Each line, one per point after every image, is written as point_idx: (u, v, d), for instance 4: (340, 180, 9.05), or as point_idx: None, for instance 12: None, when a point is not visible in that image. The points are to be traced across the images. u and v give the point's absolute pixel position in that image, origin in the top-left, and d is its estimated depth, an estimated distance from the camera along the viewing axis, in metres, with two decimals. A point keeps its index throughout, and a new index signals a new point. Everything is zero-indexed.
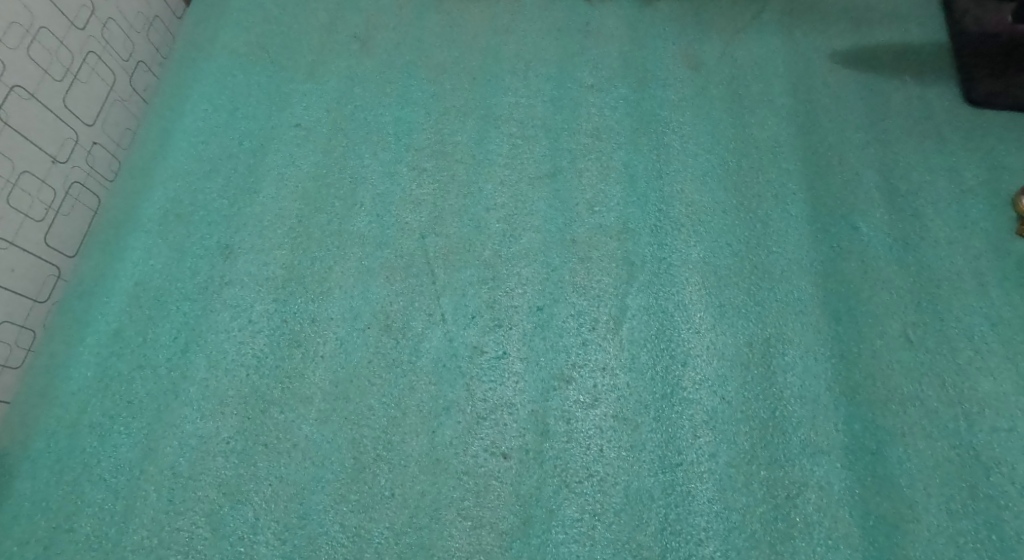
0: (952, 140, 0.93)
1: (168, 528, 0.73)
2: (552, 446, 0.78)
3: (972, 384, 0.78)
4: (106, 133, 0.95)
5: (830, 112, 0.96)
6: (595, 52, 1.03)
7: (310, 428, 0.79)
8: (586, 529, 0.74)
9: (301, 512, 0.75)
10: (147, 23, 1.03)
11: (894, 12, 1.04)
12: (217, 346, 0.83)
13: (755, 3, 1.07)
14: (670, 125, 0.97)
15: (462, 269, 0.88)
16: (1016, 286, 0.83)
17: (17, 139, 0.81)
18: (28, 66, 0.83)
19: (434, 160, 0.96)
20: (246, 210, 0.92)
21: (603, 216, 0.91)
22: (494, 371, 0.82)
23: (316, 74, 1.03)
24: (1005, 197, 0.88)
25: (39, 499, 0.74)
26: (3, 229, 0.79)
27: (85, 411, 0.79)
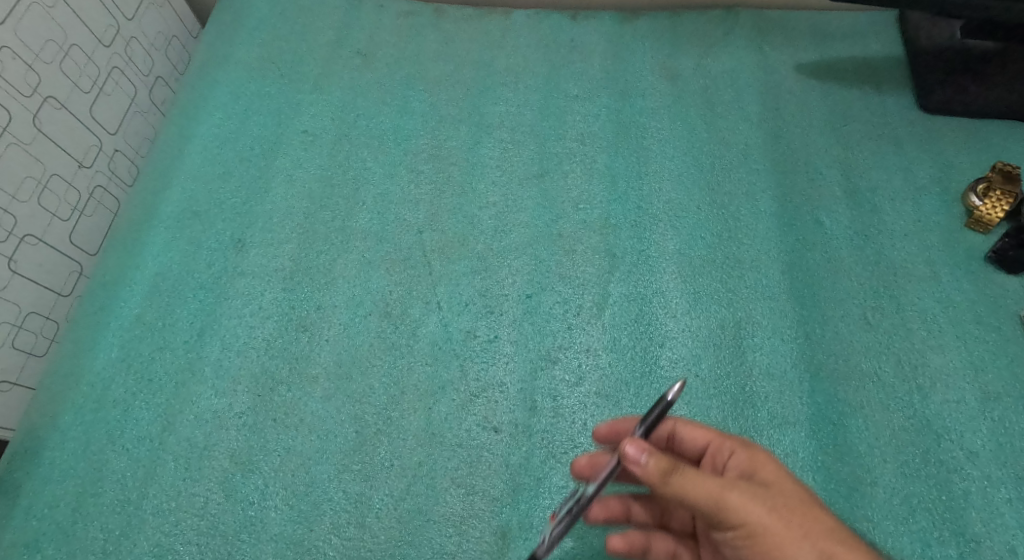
0: (908, 143, 1.01)
1: (186, 493, 0.79)
2: (540, 420, 0.84)
3: (925, 360, 0.85)
4: (127, 142, 1.09)
5: (797, 118, 1.05)
6: (580, 65, 1.12)
7: (316, 404, 0.85)
8: (571, 495, 0.80)
9: (307, 480, 0.81)
10: (166, 42, 1.17)
11: (855, 28, 1.14)
12: (230, 329, 0.90)
13: (728, 20, 1.16)
14: (649, 131, 1.05)
15: (457, 261, 0.95)
16: (965, 273, 0.91)
17: (49, 145, 0.94)
18: (60, 80, 0.96)
19: (431, 163, 1.03)
20: (258, 207, 1.00)
21: (587, 213, 0.98)
22: (485, 352, 0.89)
23: (322, 85, 1.12)
24: (955, 193, 0.97)
25: (68, 466, 0.81)
26: (34, 227, 0.92)
27: (109, 389, 0.86)
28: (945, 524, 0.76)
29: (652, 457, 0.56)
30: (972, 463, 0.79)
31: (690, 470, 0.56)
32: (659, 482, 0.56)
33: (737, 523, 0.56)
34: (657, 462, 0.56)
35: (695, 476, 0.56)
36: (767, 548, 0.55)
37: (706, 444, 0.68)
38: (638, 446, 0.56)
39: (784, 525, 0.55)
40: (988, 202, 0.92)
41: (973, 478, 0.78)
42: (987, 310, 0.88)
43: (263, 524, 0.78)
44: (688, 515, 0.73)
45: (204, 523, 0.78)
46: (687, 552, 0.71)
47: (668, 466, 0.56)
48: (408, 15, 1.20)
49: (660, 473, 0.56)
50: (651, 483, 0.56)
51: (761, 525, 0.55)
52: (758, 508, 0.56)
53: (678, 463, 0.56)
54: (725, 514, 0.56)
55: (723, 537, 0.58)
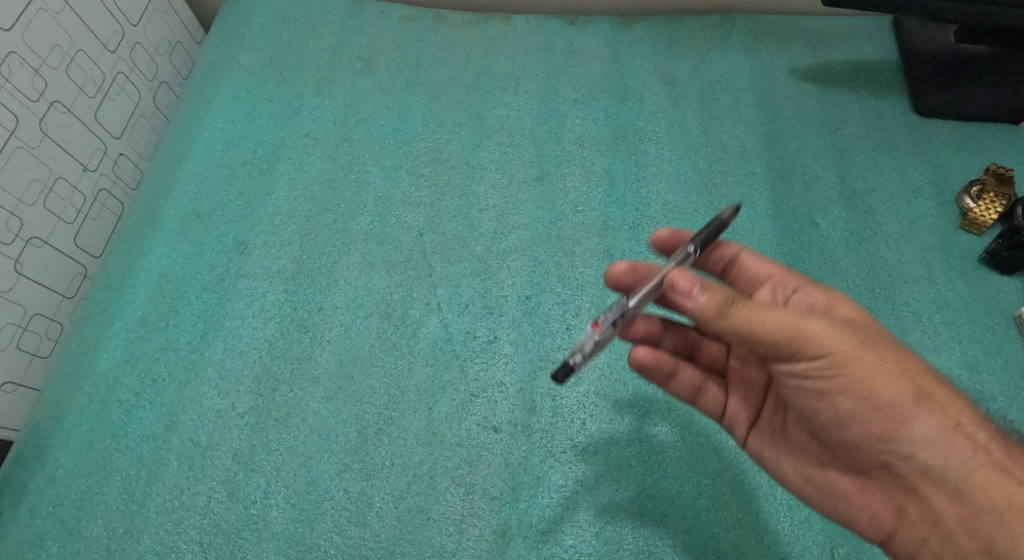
0: (902, 146, 1.02)
1: (189, 492, 0.80)
2: (539, 420, 0.85)
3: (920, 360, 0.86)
4: (131, 146, 1.11)
5: (793, 121, 1.06)
6: (578, 70, 1.14)
7: (318, 404, 0.86)
8: (569, 494, 0.80)
9: (308, 479, 0.81)
10: (170, 48, 1.19)
11: (850, 33, 1.15)
12: (233, 331, 0.91)
13: (724, 25, 1.18)
14: (647, 134, 1.06)
15: (457, 263, 0.96)
16: (960, 274, 0.92)
17: (55, 149, 0.96)
18: (66, 85, 0.97)
19: (431, 166, 1.05)
20: (261, 210, 1.01)
21: (585, 215, 0.99)
22: (485, 353, 0.89)
23: (324, 90, 1.13)
24: (949, 196, 0.98)
25: (72, 465, 0.82)
26: (40, 230, 0.94)
27: (113, 389, 0.86)
28: None
29: (703, 293, 0.55)
30: None
31: (761, 305, 0.56)
32: (714, 317, 0.55)
33: (820, 356, 0.56)
34: (711, 297, 0.55)
35: (765, 313, 0.56)
36: (854, 379, 0.57)
37: (768, 276, 0.68)
38: (695, 282, 0.56)
39: (871, 357, 0.57)
40: (983, 204, 0.94)
41: None
42: (981, 311, 0.89)
43: (265, 522, 0.79)
44: (721, 353, 0.76)
45: (207, 521, 0.79)
46: (713, 389, 0.74)
47: (725, 301, 0.55)
48: (409, 20, 1.22)
49: (716, 307, 0.55)
50: (705, 319, 0.56)
51: (848, 354, 0.56)
52: (842, 337, 0.56)
53: (739, 297, 0.56)
54: (806, 343, 0.56)
55: (789, 374, 0.60)
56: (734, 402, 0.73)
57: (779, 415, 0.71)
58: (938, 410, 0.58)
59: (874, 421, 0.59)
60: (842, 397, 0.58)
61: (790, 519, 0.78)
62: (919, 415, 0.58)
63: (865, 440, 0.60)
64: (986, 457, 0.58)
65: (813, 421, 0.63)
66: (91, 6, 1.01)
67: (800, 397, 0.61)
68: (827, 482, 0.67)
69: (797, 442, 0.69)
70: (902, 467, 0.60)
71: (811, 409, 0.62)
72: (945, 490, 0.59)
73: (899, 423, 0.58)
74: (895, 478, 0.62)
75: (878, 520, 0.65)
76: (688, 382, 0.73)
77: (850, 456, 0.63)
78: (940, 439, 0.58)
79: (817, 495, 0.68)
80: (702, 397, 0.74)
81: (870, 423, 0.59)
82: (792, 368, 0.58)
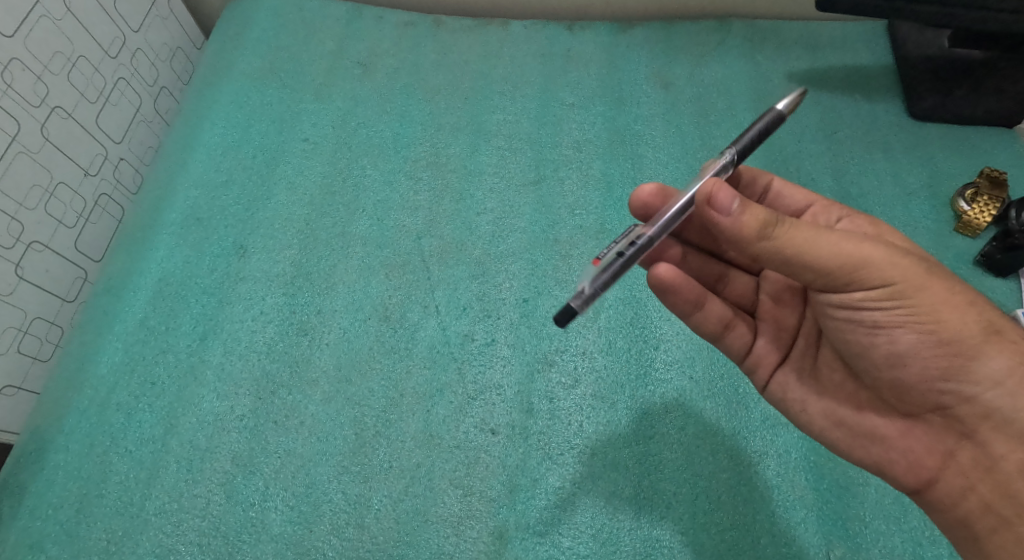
0: (897, 150, 1.03)
1: (188, 495, 0.80)
2: (536, 422, 0.85)
3: None
4: (131, 151, 1.11)
5: (789, 125, 1.07)
6: (576, 74, 1.14)
7: (316, 407, 0.86)
8: (567, 495, 0.81)
9: (306, 482, 0.81)
10: (171, 53, 1.20)
11: (845, 39, 1.16)
12: (231, 334, 0.91)
13: (721, 30, 1.18)
14: (644, 138, 1.07)
15: (455, 266, 0.96)
16: (955, 276, 0.92)
17: (56, 154, 0.96)
18: (67, 90, 0.98)
19: (430, 170, 1.05)
20: (260, 214, 1.01)
21: (583, 218, 1.00)
22: (483, 355, 0.89)
23: (323, 95, 1.14)
24: (944, 198, 0.98)
25: (72, 468, 0.82)
26: (41, 234, 0.94)
27: (113, 392, 0.87)
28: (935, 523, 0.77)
29: (745, 213, 0.59)
30: None
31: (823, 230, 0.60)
32: (757, 237, 0.59)
33: (881, 283, 0.61)
34: (755, 216, 0.59)
35: (828, 237, 0.60)
36: (917, 307, 0.61)
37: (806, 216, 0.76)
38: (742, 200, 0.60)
39: (938, 288, 0.61)
40: (977, 207, 0.94)
41: None
42: None
43: (263, 524, 0.79)
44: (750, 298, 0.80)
45: (206, 524, 0.79)
46: (743, 327, 0.76)
47: (774, 222, 0.59)
48: (407, 26, 1.23)
49: (760, 227, 0.59)
50: (744, 238, 0.60)
51: (912, 284, 0.61)
52: (911, 268, 0.61)
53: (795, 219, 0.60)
54: (869, 270, 0.60)
55: (845, 299, 0.64)
56: (764, 342, 0.76)
57: (811, 354, 0.75)
58: (1007, 348, 0.61)
59: (938, 357, 0.62)
60: (904, 328, 0.62)
61: (786, 521, 0.79)
62: (988, 351, 0.61)
63: (923, 378, 0.64)
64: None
65: (866, 357, 0.66)
66: (93, 12, 1.02)
67: (856, 329, 0.65)
68: (863, 425, 0.70)
69: (830, 383, 0.73)
70: (961, 411, 0.63)
71: (868, 343, 0.65)
72: (1007, 433, 0.62)
73: (965, 357, 0.62)
74: (949, 420, 0.65)
75: (919, 467, 0.67)
76: (716, 316, 0.75)
77: (897, 394, 0.67)
78: (1006, 376, 0.61)
79: (849, 437, 0.71)
80: (730, 334, 0.76)
81: (931, 357, 0.63)
82: (847, 292, 0.63)
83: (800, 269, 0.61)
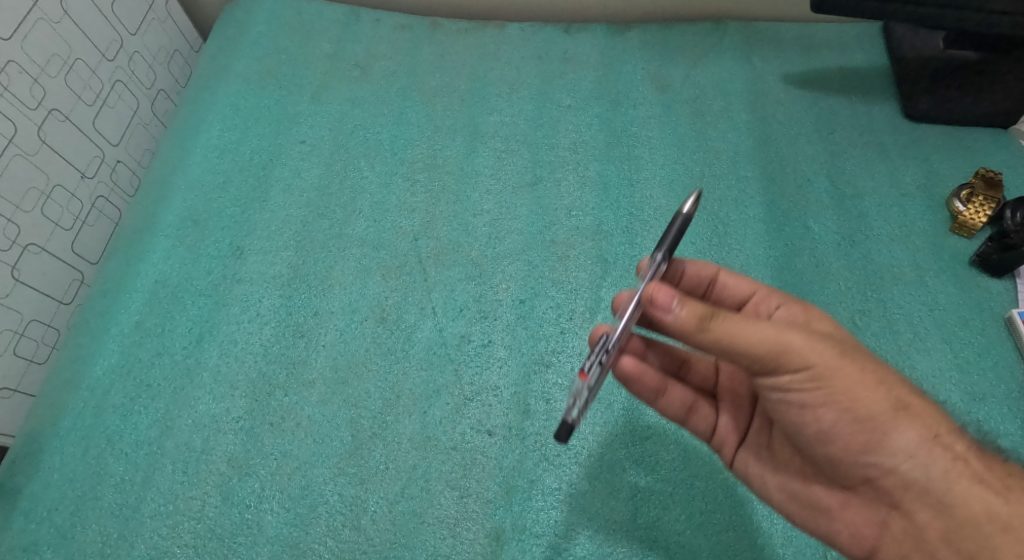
0: (893, 151, 1.03)
1: (183, 497, 0.80)
2: (533, 423, 0.85)
3: (912, 363, 0.86)
4: (128, 153, 1.12)
5: (785, 127, 1.07)
6: (572, 77, 1.15)
7: (312, 408, 0.86)
8: (564, 497, 0.80)
9: (303, 483, 0.81)
10: (168, 56, 1.20)
11: (841, 41, 1.16)
12: (228, 335, 0.91)
13: (717, 32, 1.19)
14: (640, 140, 1.07)
15: (452, 267, 0.96)
16: (950, 276, 0.92)
17: (52, 156, 0.96)
18: (64, 93, 0.98)
19: (427, 172, 1.05)
20: (256, 216, 1.01)
21: (579, 220, 1.00)
22: (479, 357, 0.89)
23: (320, 97, 1.14)
24: (940, 199, 0.99)
25: (67, 471, 0.82)
26: (37, 236, 0.94)
27: (109, 394, 0.86)
28: None
29: (684, 307, 0.58)
30: None
31: (743, 318, 0.59)
32: (696, 329, 0.58)
33: (801, 368, 0.59)
34: (691, 310, 0.58)
35: (749, 325, 0.59)
36: (835, 390, 0.60)
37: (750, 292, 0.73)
38: (673, 295, 0.59)
39: (852, 369, 0.60)
40: (972, 207, 0.94)
41: None
42: (972, 313, 0.89)
43: (259, 526, 0.78)
44: (709, 371, 0.78)
45: (201, 526, 0.78)
46: (705, 408, 0.76)
47: (704, 314, 0.58)
48: (405, 28, 1.23)
49: (696, 321, 0.58)
50: (686, 331, 0.59)
51: (828, 367, 0.59)
52: (825, 351, 0.59)
53: (722, 309, 0.59)
54: (789, 356, 0.59)
55: (772, 385, 0.62)
56: (725, 420, 0.75)
57: (765, 433, 0.73)
58: (917, 421, 0.60)
59: (857, 433, 0.61)
60: (825, 408, 0.61)
61: (782, 521, 0.79)
62: (899, 426, 0.60)
63: (849, 453, 0.62)
64: (964, 468, 0.60)
65: (796, 434, 0.65)
66: (90, 15, 1.02)
67: (783, 411, 0.64)
68: (810, 496, 0.68)
69: (780, 457, 0.71)
70: (887, 481, 0.62)
71: (795, 422, 0.64)
72: (928, 503, 0.61)
73: (879, 433, 0.60)
74: (878, 492, 0.64)
75: (859, 537, 0.66)
76: (677, 399, 0.75)
77: (831, 469, 0.65)
78: (918, 450, 0.60)
79: (798, 510, 0.69)
80: (693, 417, 0.76)
81: (851, 434, 0.61)
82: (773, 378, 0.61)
83: (728, 358, 0.60)
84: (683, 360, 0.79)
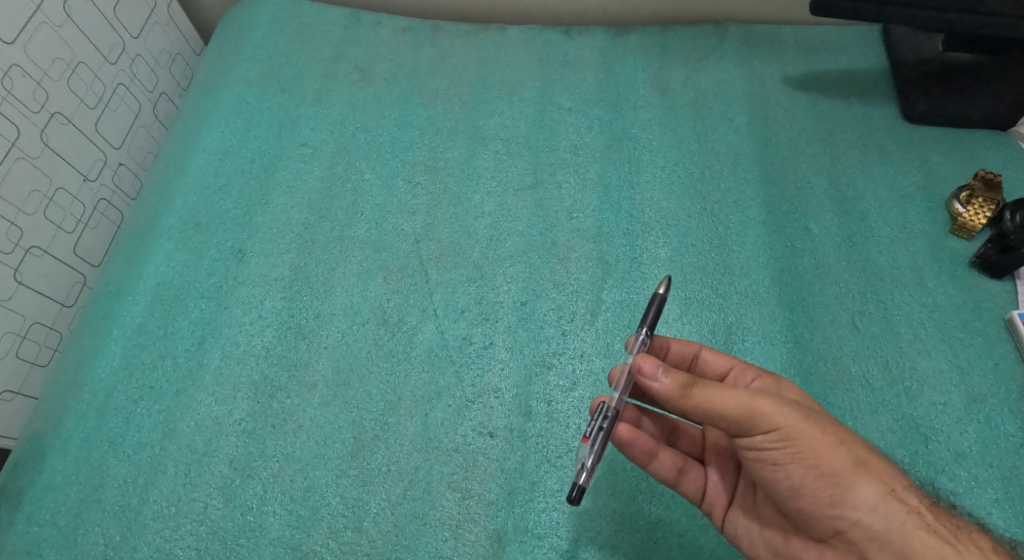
0: (892, 153, 1.04)
1: (185, 499, 0.80)
2: (534, 425, 0.85)
3: (912, 364, 0.86)
4: (130, 156, 1.12)
5: (785, 129, 1.07)
6: (572, 79, 1.15)
7: (314, 410, 0.86)
8: (565, 499, 0.80)
9: (305, 486, 0.81)
10: (170, 59, 1.20)
11: (840, 43, 1.17)
12: (230, 338, 0.91)
13: (716, 34, 1.19)
14: (641, 142, 1.07)
15: (453, 269, 0.96)
16: (950, 278, 0.93)
17: (55, 160, 0.97)
18: (67, 96, 0.99)
19: (427, 174, 1.06)
20: (258, 219, 1.01)
21: (580, 222, 1.00)
22: (481, 359, 0.89)
23: (322, 100, 1.14)
24: (940, 200, 0.99)
25: (70, 473, 0.82)
26: (40, 239, 0.94)
27: (111, 396, 0.86)
28: None
29: (667, 376, 0.62)
30: (960, 463, 0.80)
31: (714, 384, 0.62)
32: (678, 396, 0.62)
33: (771, 430, 0.61)
34: (674, 378, 0.62)
35: (721, 391, 0.61)
36: (802, 449, 0.61)
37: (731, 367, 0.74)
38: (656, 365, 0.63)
39: (817, 430, 0.61)
40: (972, 209, 0.95)
41: (962, 479, 0.79)
42: (972, 315, 0.90)
43: (261, 529, 0.78)
44: (698, 437, 0.78)
45: (204, 528, 0.79)
46: (694, 471, 0.75)
47: (685, 382, 0.62)
48: (405, 31, 1.23)
49: (677, 388, 0.62)
50: (670, 398, 0.62)
51: (795, 428, 0.61)
52: (790, 412, 0.61)
53: (698, 378, 0.62)
54: (758, 419, 0.61)
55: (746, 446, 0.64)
56: (713, 480, 0.74)
57: (750, 493, 0.72)
58: (875, 476, 0.61)
59: (823, 489, 0.61)
60: (793, 466, 0.62)
61: None
62: (859, 482, 0.60)
63: (816, 508, 0.62)
64: (920, 520, 0.60)
65: (770, 491, 0.65)
66: (92, 18, 1.03)
67: (756, 468, 0.64)
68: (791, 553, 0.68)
69: (764, 515, 0.70)
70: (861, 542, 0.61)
71: (769, 480, 0.64)
72: (892, 557, 0.60)
73: (839, 489, 0.61)
74: (849, 547, 0.62)
75: None
76: (667, 463, 0.74)
77: (806, 526, 0.65)
78: (877, 505, 0.60)
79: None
80: (683, 479, 0.75)
81: (817, 490, 0.61)
82: (748, 438, 0.62)
83: (704, 420, 0.62)
84: (673, 425, 0.79)
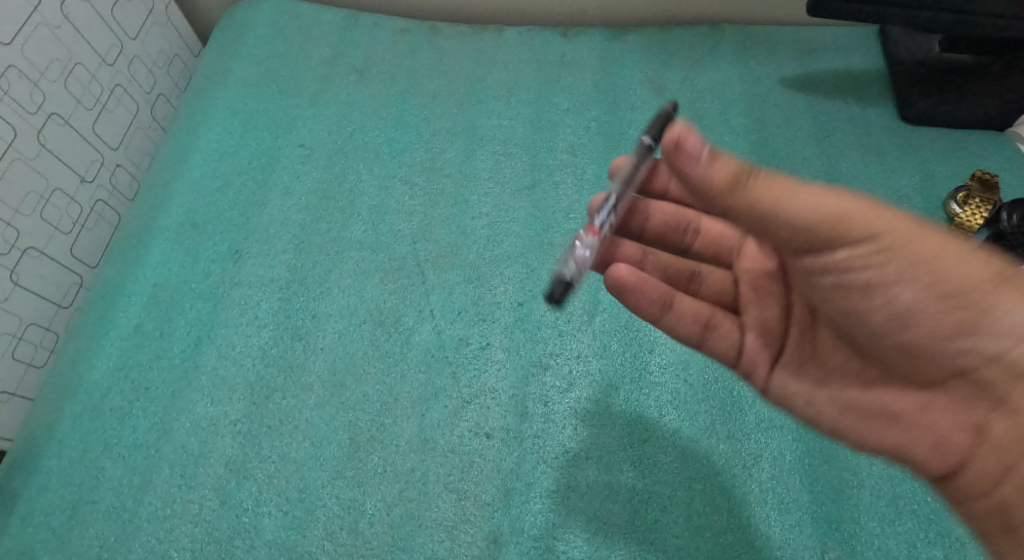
0: (890, 154, 1.04)
1: (181, 500, 0.80)
2: (531, 426, 0.84)
3: None
4: (127, 157, 1.12)
5: (782, 130, 1.07)
6: (570, 80, 1.15)
7: (310, 412, 0.86)
8: (561, 500, 0.80)
9: (300, 487, 0.81)
10: (168, 61, 1.21)
11: (837, 44, 1.17)
12: (226, 339, 0.91)
13: (714, 35, 1.19)
14: (638, 143, 1.07)
15: (450, 270, 0.96)
16: None
17: (52, 160, 0.97)
18: (64, 97, 0.99)
19: (425, 175, 1.06)
20: (255, 219, 1.01)
21: (578, 222, 1.00)
22: (478, 359, 0.89)
23: (319, 101, 1.14)
24: (937, 201, 0.99)
25: (64, 474, 0.81)
26: (36, 240, 0.94)
27: (107, 397, 0.86)
28: (930, 526, 0.77)
29: (718, 166, 0.56)
30: None
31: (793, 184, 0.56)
32: (725, 192, 0.56)
33: (864, 239, 0.56)
34: (725, 169, 0.55)
35: (799, 190, 0.55)
36: (904, 264, 0.57)
37: None
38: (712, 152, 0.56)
39: (926, 238, 0.57)
40: (969, 209, 0.94)
41: None
42: None
43: (257, 530, 0.78)
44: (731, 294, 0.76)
45: (199, 529, 0.78)
46: (726, 325, 0.74)
47: (741, 173, 0.56)
48: (403, 32, 1.23)
49: (727, 180, 0.55)
50: (716, 196, 0.56)
51: (896, 237, 0.56)
52: (890, 220, 0.56)
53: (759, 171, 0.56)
54: (848, 223, 0.56)
55: (796, 261, 0.61)
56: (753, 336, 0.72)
57: (806, 341, 0.70)
58: (1016, 290, 0.56)
59: (945, 313, 0.57)
60: (900, 287, 0.57)
61: (781, 524, 0.77)
62: (1003, 298, 0.56)
63: (935, 340, 0.59)
64: None
65: (861, 329, 0.62)
66: (90, 19, 1.03)
67: (835, 300, 0.62)
68: (874, 403, 0.65)
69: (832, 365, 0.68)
70: (986, 371, 0.58)
71: (856, 312, 0.61)
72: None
73: (978, 308, 0.56)
74: (976, 385, 0.59)
75: (946, 446, 0.62)
76: (690, 316, 0.73)
77: (908, 366, 0.62)
78: None
79: (860, 421, 0.66)
80: (712, 335, 0.73)
81: (938, 316, 0.57)
82: (832, 256, 0.58)
83: (774, 229, 0.57)
84: None
